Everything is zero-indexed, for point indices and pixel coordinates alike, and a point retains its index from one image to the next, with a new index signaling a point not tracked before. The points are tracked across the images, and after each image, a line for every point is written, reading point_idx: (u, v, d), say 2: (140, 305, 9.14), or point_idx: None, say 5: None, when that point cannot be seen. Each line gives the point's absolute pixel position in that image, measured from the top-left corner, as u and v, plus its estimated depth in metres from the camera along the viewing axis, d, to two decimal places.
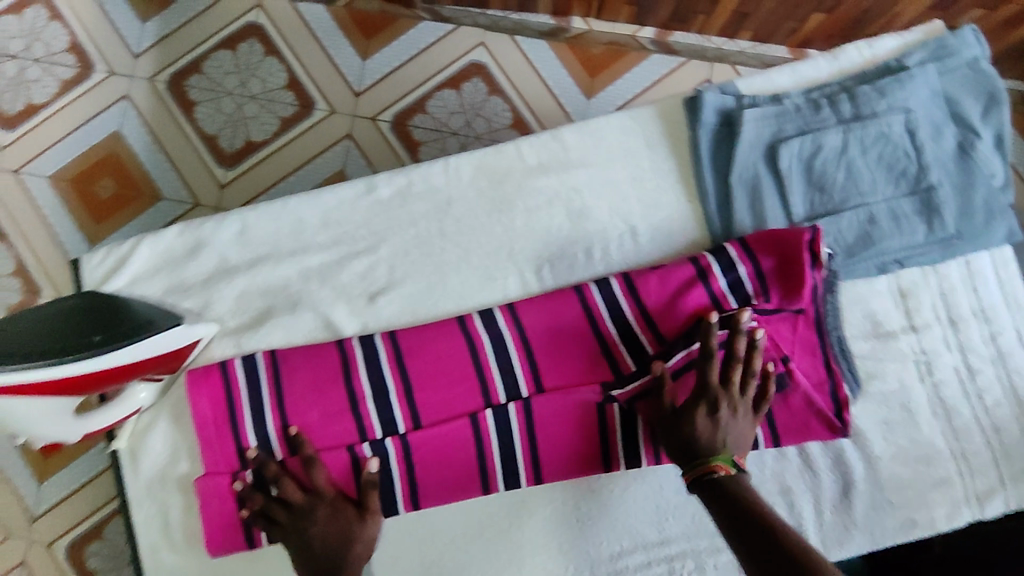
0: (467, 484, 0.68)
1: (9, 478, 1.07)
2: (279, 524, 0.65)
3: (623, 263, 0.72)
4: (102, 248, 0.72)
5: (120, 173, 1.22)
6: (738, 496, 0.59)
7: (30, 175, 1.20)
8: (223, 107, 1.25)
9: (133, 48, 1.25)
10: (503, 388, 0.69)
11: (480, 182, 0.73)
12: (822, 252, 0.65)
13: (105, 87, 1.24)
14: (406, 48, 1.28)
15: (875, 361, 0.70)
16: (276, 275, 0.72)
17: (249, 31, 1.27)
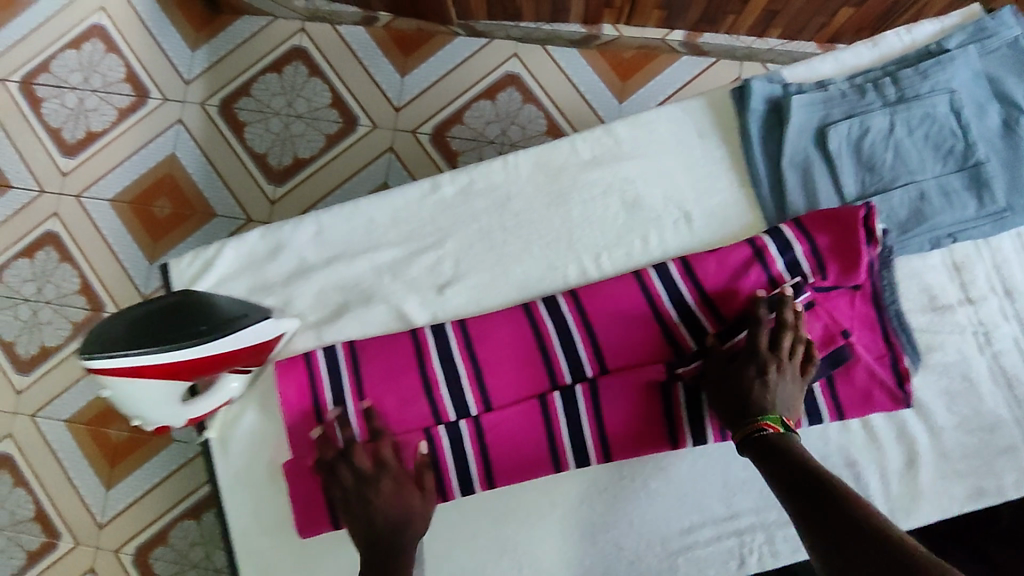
0: (540, 463, 0.71)
1: (78, 489, 1.19)
2: (343, 496, 0.68)
3: (680, 248, 0.74)
4: (189, 252, 0.77)
5: (174, 193, 1.30)
6: (787, 451, 0.61)
7: (91, 199, 1.29)
8: (272, 126, 1.32)
9: (185, 75, 1.33)
10: (568, 370, 0.72)
11: (538, 178, 0.77)
12: (877, 228, 0.68)
13: (159, 113, 1.32)
14: (442, 64, 1.34)
15: (934, 334, 0.71)
16: (351, 272, 0.77)
17: (295, 54, 1.34)
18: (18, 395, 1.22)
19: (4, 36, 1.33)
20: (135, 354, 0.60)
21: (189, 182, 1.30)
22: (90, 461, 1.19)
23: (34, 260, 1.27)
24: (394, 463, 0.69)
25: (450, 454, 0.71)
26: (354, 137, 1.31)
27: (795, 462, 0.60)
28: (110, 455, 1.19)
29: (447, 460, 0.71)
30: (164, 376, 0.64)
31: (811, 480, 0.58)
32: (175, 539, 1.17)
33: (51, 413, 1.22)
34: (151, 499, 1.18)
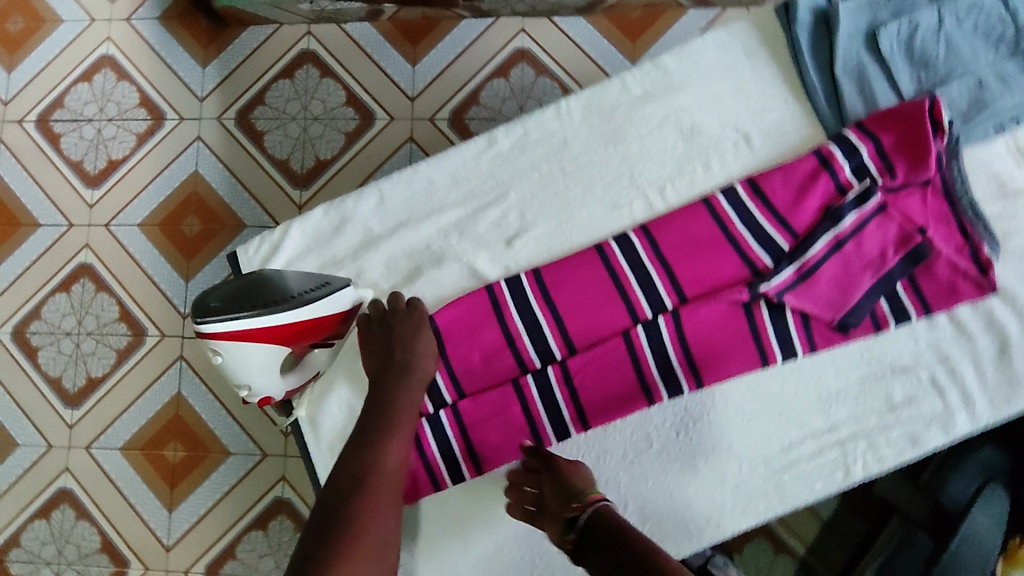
0: (633, 397, 0.71)
1: (142, 515, 1.20)
2: (370, 329, 0.73)
3: (743, 170, 0.75)
4: (256, 238, 0.78)
5: (201, 210, 1.31)
6: (609, 527, 0.64)
7: (120, 227, 1.30)
8: (290, 130, 1.33)
9: (198, 92, 1.34)
10: (648, 305, 0.72)
11: (593, 120, 0.78)
12: (943, 118, 0.69)
13: (178, 132, 1.33)
14: (450, 48, 1.33)
15: (1009, 219, 0.71)
16: (419, 236, 0.77)
17: (306, 57, 1.35)
18: (71, 429, 1.23)
19: (18, 77, 1.35)
20: (245, 316, 0.63)
21: (213, 197, 1.31)
22: (151, 485, 1.20)
23: (71, 294, 1.28)
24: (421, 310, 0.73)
25: (540, 399, 0.72)
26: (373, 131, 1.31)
27: (616, 536, 0.63)
28: (169, 478, 1.20)
29: (539, 406, 0.72)
30: (269, 340, 0.67)
31: (628, 554, 0.61)
32: (243, 553, 1.18)
33: (107, 443, 1.23)
34: (217, 515, 1.19)
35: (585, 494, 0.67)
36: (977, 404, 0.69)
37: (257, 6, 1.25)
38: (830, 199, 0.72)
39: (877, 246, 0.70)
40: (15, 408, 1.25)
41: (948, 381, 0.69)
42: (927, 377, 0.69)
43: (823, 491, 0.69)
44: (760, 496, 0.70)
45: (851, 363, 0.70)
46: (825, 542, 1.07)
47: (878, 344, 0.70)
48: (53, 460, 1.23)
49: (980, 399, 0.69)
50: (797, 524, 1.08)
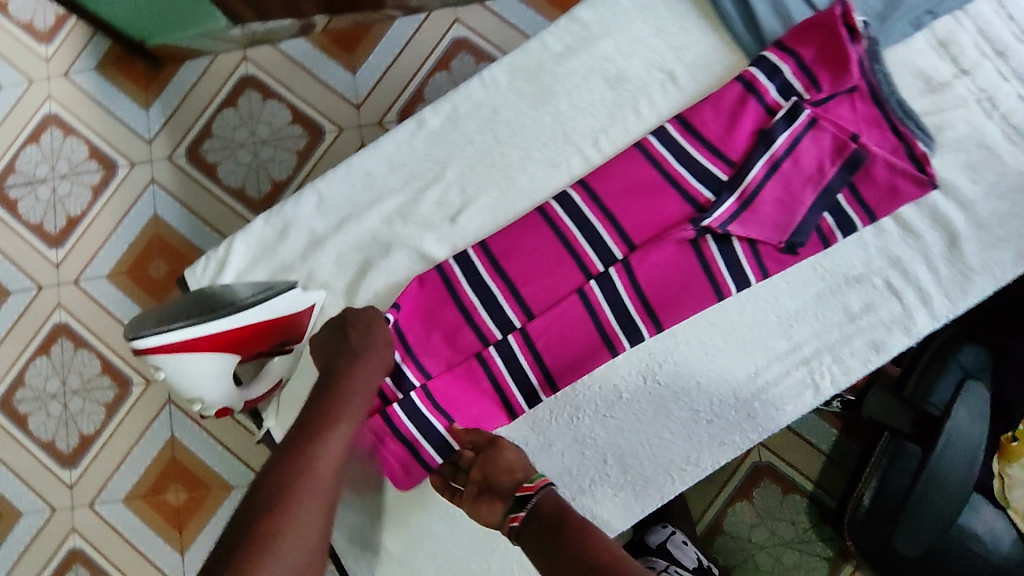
0: (596, 351, 0.71)
1: (155, 560, 1.20)
2: (330, 332, 0.69)
3: (673, 108, 0.74)
4: (202, 258, 0.78)
5: (166, 252, 1.31)
6: (545, 511, 0.64)
7: (88, 281, 1.30)
8: (241, 158, 1.33)
9: (144, 134, 1.34)
10: (597, 258, 0.72)
11: (519, 83, 0.76)
12: (857, 22, 0.68)
13: (131, 178, 1.33)
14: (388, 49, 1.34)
15: (939, 113, 0.71)
16: (363, 229, 0.75)
17: (246, 82, 1.35)
18: (71, 488, 1.23)
19: None
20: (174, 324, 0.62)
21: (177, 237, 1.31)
22: (159, 530, 1.20)
23: (51, 355, 1.27)
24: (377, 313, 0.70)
25: (505, 368, 0.71)
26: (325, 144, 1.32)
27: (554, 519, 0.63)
28: (176, 519, 1.20)
29: (505, 375, 0.71)
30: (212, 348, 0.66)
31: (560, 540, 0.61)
32: None
33: (109, 496, 1.22)
34: None
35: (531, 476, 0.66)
36: (934, 301, 0.69)
37: (190, 40, 1.28)
38: (760, 123, 0.71)
39: (814, 160, 0.70)
40: (12, 476, 1.24)
41: (903, 283, 0.69)
42: (881, 283, 0.69)
43: (796, 411, 0.69)
44: (734, 427, 0.70)
45: (805, 281, 0.70)
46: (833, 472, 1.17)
47: (829, 258, 0.70)
48: (59, 522, 1.22)
49: (936, 295, 0.69)
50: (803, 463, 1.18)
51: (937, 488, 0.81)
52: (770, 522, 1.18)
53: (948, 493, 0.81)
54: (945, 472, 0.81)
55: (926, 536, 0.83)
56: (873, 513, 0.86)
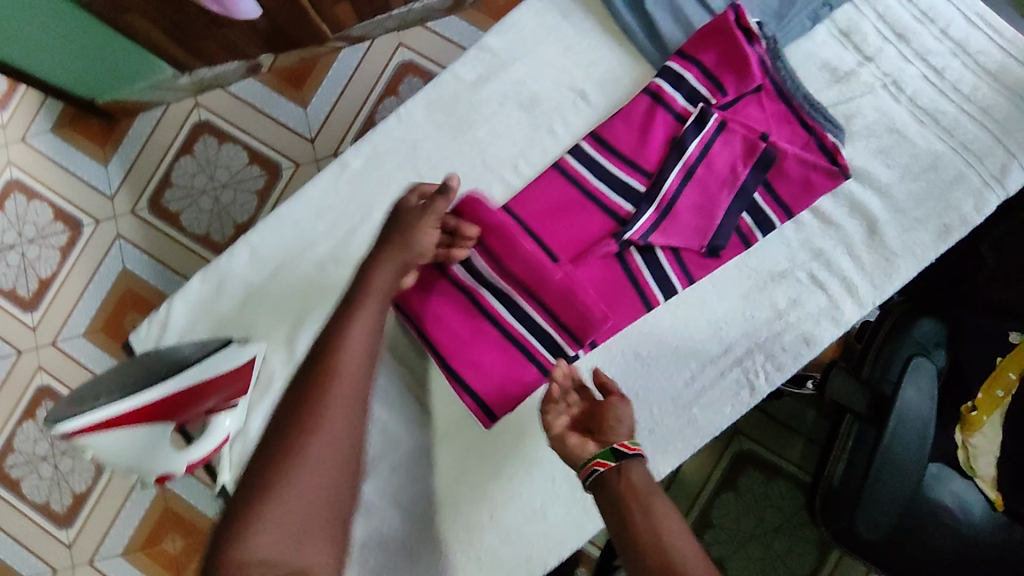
0: (523, 378, 0.71)
1: None
2: (395, 216, 0.66)
3: (587, 125, 0.75)
4: (144, 321, 0.78)
5: (139, 305, 1.35)
6: (631, 486, 0.58)
7: (65, 341, 1.33)
8: (203, 205, 1.39)
9: (105, 190, 1.39)
10: (517, 286, 0.70)
11: (436, 116, 0.76)
12: (751, 23, 0.68)
13: (98, 235, 1.37)
14: (336, 80, 1.42)
15: (847, 102, 0.71)
16: (298, 276, 0.77)
17: (201, 129, 1.41)
18: (70, 548, 1.24)
19: None
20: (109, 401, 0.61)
21: (148, 287, 1.36)
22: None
23: (37, 419, 1.30)
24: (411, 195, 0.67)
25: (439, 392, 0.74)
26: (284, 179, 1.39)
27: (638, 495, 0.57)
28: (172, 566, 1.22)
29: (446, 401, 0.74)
30: (152, 417, 0.65)
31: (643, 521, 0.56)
32: None
33: (108, 553, 1.23)
34: None
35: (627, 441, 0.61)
36: (860, 289, 0.69)
37: (139, 94, 1.35)
38: (672, 131, 0.71)
39: (727, 163, 0.70)
40: (13, 542, 1.25)
41: (827, 274, 0.69)
42: (806, 276, 0.70)
43: (734, 413, 0.70)
44: (677, 434, 0.71)
45: (730, 282, 0.71)
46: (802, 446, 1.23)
47: (752, 257, 0.71)
48: None
49: (861, 283, 0.69)
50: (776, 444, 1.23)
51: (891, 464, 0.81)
52: (758, 509, 1.21)
53: (899, 469, 0.81)
54: (896, 447, 0.81)
55: (885, 514, 0.82)
56: (833, 495, 0.85)
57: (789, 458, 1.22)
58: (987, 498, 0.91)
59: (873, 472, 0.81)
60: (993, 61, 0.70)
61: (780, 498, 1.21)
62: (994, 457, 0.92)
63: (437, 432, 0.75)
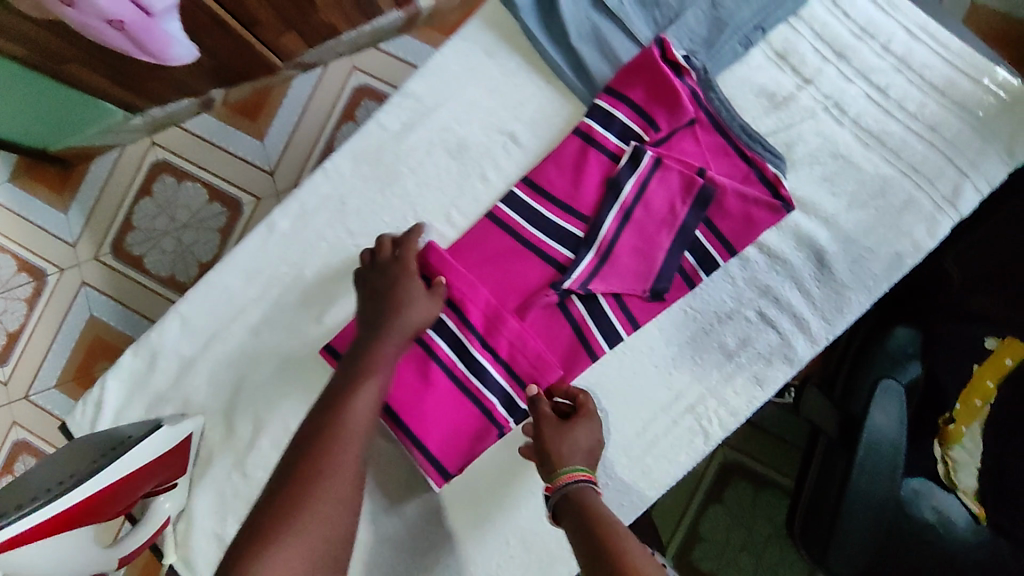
0: (477, 434, 0.68)
1: None
2: (377, 275, 0.66)
3: (520, 169, 0.71)
4: (81, 400, 0.76)
5: (108, 353, 1.36)
6: (578, 505, 0.58)
7: (38, 394, 1.35)
8: (166, 246, 1.38)
9: (68, 238, 1.39)
10: (449, 348, 0.67)
11: (362, 169, 0.73)
12: (678, 57, 0.66)
13: (62, 285, 1.38)
14: (291, 109, 1.41)
15: (787, 130, 0.67)
16: (232, 345, 0.74)
17: (158, 168, 1.40)
18: None
19: None
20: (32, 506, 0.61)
21: (115, 334, 1.36)
22: None
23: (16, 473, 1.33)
24: (412, 252, 0.66)
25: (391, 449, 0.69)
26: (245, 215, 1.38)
27: (585, 509, 0.57)
28: None
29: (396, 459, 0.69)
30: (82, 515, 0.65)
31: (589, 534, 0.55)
32: None
33: None
34: None
35: (552, 475, 0.61)
36: (811, 325, 0.66)
37: (90, 138, 1.32)
38: (607, 171, 0.68)
39: (665, 202, 0.67)
40: None
41: (776, 312, 0.67)
42: (754, 315, 0.67)
43: (689, 461, 0.68)
44: (631, 486, 0.68)
45: (676, 326, 0.68)
46: (783, 450, 1.18)
47: (696, 298, 0.68)
48: None
49: (812, 319, 0.66)
50: (760, 453, 1.18)
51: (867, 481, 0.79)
52: (748, 521, 1.16)
53: (876, 489, 0.79)
54: (870, 469, 0.79)
55: (861, 538, 0.79)
56: (811, 516, 0.82)
57: (772, 464, 1.17)
58: (970, 511, 0.85)
59: (847, 497, 0.79)
60: (938, 75, 0.66)
61: (770, 509, 1.16)
62: (977, 470, 0.86)
63: (382, 501, 0.71)
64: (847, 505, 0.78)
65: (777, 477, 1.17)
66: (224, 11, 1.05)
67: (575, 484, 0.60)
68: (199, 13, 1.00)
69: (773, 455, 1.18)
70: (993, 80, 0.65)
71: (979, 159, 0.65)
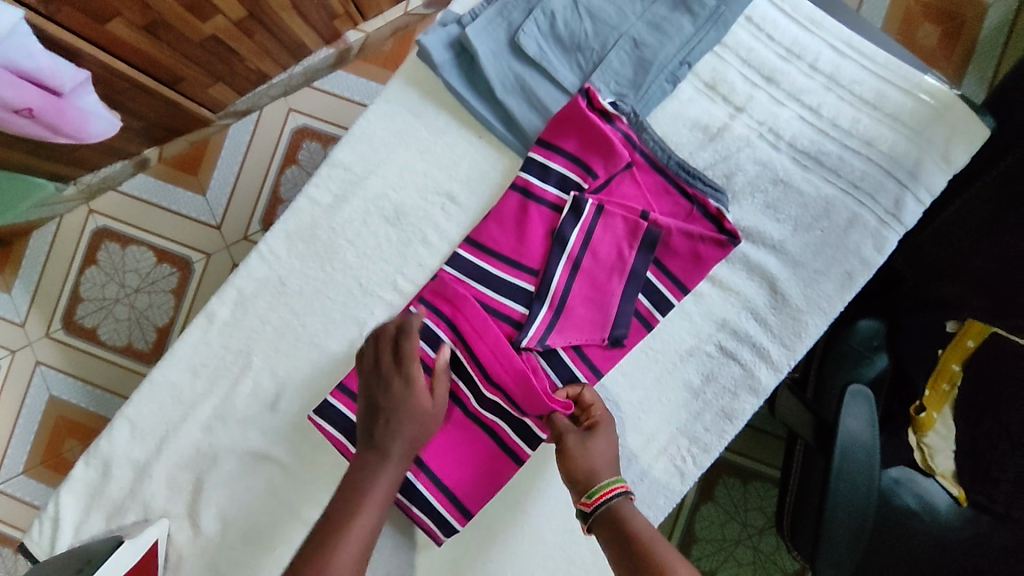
0: (500, 465, 0.65)
1: None
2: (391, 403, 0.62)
3: (461, 230, 0.70)
4: (36, 519, 0.72)
5: (75, 430, 1.30)
6: (624, 524, 0.59)
7: (4, 484, 1.29)
8: (119, 313, 1.33)
9: (16, 319, 1.33)
10: (463, 383, 0.65)
11: (298, 247, 0.71)
12: (606, 104, 0.66)
13: (14, 368, 1.32)
14: (230, 158, 1.36)
15: (725, 161, 0.67)
16: (186, 443, 0.71)
17: (100, 236, 1.34)
18: None
19: None
20: None
21: (79, 411, 1.31)
22: None
23: None
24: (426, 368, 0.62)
25: (405, 499, 0.65)
26: (196, 273, 1.33)
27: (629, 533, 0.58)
28: None
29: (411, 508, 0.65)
30: None
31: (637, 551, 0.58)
32: None
33: None
34: None
35: (588, 492, 0.60)
36: (772, 352, 0.66)
37: (24, 216, 1.22)
38: (550, 223, 0.67)
39: (612, 247, 0.66)
40: None
41: (736, 344, 0.66)
42: (715, 348, 0.67)
43: (668, 505, 0.66)
44: None
45: (639, 370, 0.67)
46: (766, 442, 1.16)
47: (656, 339, 0.67)
48: None
49: (772, 346, 0.66)
50: (744, 446, 1.17)
51: (846, 486, 0.74)
52: (742, 515, 1.15)
53: (859, 489, 0.74)
54: (849, 474, 0.75)
55: (849, 548, 0.73)
56: (799, 521, 0.81)
57: (756, 458, 1.16)
58: (950, 495, 0.82)
59: (829, 504, 0.73)
60: (868, 90, 0.67)
61: (761, 500, 1.15)
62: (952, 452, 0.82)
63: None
64: (830, 511, 0.73)
65: (765, 470, 1.16)
66: (144, 75, 1.01)
67: (616, 500, 0.60)
68: (114, 80, 0.96)
69: (758, 448, 1.16)
70: (922, 88, 0.66)
71: (918, 169, 0.66)
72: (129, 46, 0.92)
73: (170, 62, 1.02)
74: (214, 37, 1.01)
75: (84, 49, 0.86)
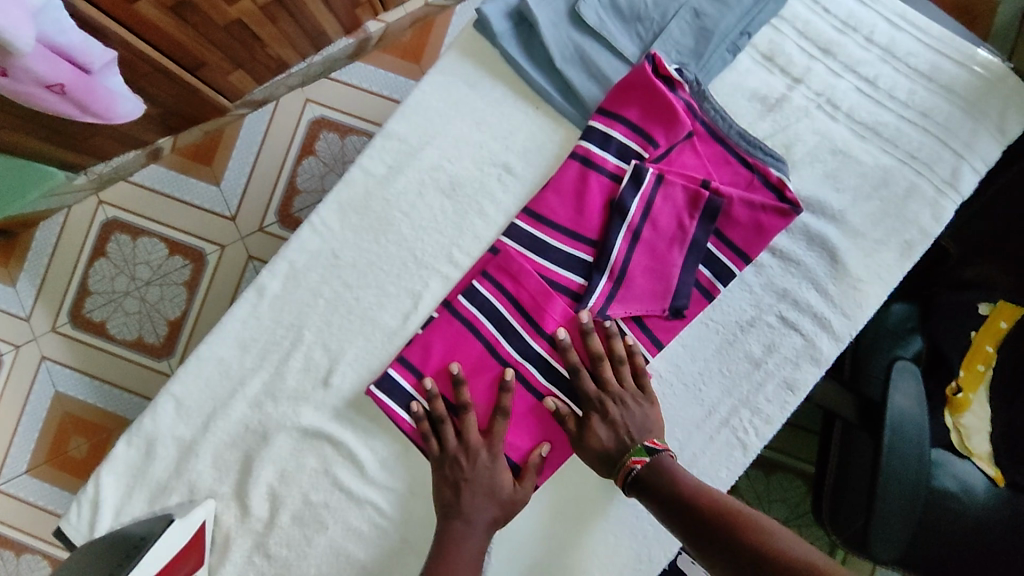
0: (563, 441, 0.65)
1: None
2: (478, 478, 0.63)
3: (518, 201, 0.70)
4: (73, 502, 0.69)
5: (80, 428, 1.26)
6: (660, 485, 0.61)
7: (7, 482, 1.24)
8: (129, 306, 1.30)
9: (21, 313, 1.29)
10: (518, 354, 0.65)
11: (351, 219, 0.69)
12: (671, 71, 0.66)
13: (20, 362, 1.28)
14: (247, 147, 1.34)
15: (784, 131, 0.68)
16: (234, 421, 0.69)
17: (110, 226, 1.31)
18: None
19: None
20: None
21: (85, 407, 1.27)
22: None
23: None
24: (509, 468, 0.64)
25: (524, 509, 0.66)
26: (210, 265, 1.30)
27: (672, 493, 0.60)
28: None
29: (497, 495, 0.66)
30: None
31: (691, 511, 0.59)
32: None
33: None
34: None
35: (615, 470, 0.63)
36: (833, 322, 0.66)
37: (33, 206, 1.19)
38: (609, 193, 0.66)
39: (672, 218, 0.66)
40: None
41: (797, 314, 0.67)
42: (776, 319, 0.67)
43: (731, 476, 0.66)
44: None
45: (700, 340, 0.67)
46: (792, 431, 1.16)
47: (716, 309, 0.67)
48: None
49: (833, 316, 0.66)
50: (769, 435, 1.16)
51: (899, 459, 0.74)
52: (764, 505, 1.14)
53: (911, 465, 0.74)
54: (900, 449, 0.75)
55: (902, 524, 0.73)
56: (844, 499, 0.80)
57: (780, 447, 1.15)
58: (987, 475, 0.83)
59: (881, 477, 0.74)
60: (924, 62, 0.68)
61: (784, 490, 1.14)
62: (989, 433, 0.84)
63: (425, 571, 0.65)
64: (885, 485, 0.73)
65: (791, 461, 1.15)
66: (166, 59, 0.99)
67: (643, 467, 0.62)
68: (137, 63, 0.94)
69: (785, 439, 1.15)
70: (976, 60, 0.67)
71: (973, 141, 0.67)
72: (155, 28, 0.90)
73: (194, 47, 0.99)
74: (239, 20, 0.99)
75: (110, 27, 0.84)
